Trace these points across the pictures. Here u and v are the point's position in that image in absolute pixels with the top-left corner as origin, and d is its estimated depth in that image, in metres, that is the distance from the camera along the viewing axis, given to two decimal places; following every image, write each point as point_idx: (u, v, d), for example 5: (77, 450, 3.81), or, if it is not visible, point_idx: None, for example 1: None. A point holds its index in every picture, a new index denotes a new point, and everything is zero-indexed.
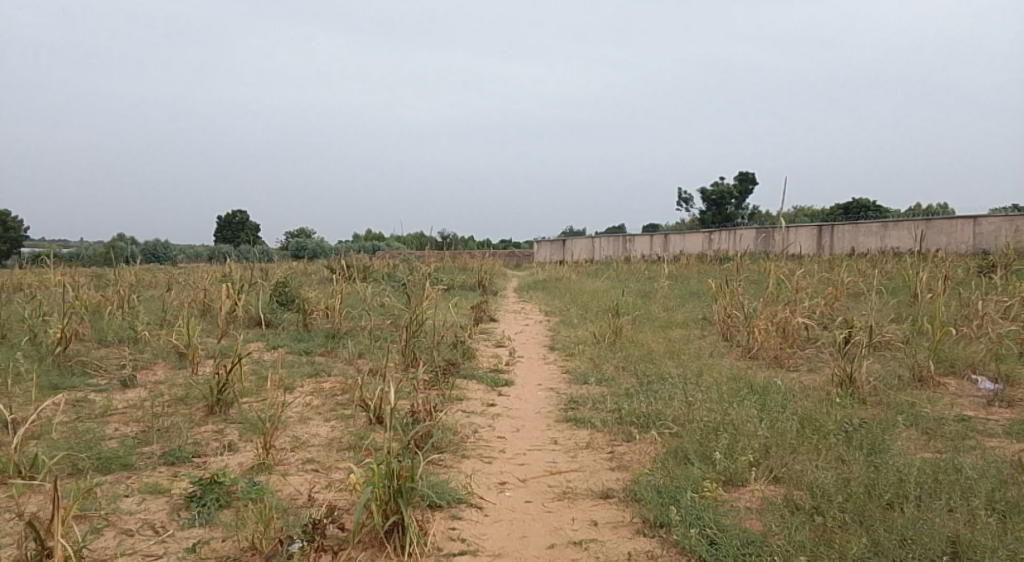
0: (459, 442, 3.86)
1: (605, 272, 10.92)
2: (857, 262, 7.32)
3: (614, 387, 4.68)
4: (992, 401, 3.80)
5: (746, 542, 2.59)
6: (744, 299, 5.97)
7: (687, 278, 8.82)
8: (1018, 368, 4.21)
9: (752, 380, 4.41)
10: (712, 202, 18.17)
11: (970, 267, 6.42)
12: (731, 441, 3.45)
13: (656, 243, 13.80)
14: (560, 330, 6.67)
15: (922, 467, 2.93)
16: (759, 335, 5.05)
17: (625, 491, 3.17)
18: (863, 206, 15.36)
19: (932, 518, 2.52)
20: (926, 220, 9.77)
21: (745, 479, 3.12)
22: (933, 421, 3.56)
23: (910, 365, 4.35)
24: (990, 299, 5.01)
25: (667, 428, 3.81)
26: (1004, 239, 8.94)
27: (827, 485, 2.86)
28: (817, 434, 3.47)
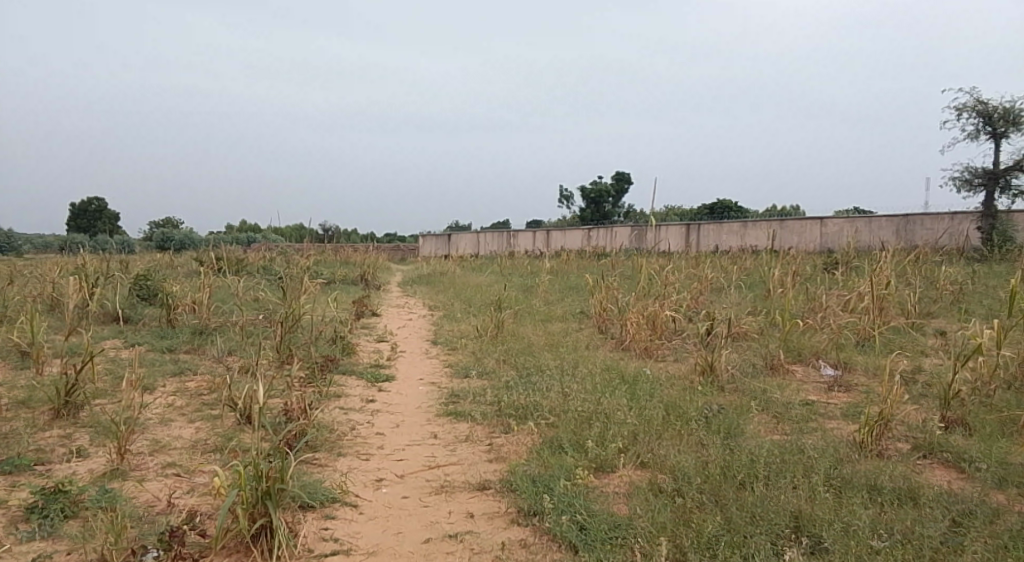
0: (336, 439, 3.77)
1: (489, 266, 11.01)
2: (721, 259, 7.82)
3: (494, 380, 4.74)
4: (832, 387, 4.19)
5: (613, 526, 2.71)
6: (619, 293, 6.22)
7: (568, 273, 9.08)
8: (854, 355, 4.66)
9: (624, 370, 4.62)
10: (592, 200, 18.74)
11: (817, 264, 7.03)
12: (602, 429, 3.58)
13: (539, 239, 14.09)
14: (442, 324, 6.67)
15: (771, 449, 3.18)
16: (631, 328, 5.30)
17: (501, 482, 3.22)
18: (727, 206, 16.43)
19: (778, 496, 2.73)
20: (781, 221, 10.62)
21: (614, 465, 3.27)
22: (781, 405, 3.87)
23: (763, 354, 4.71)
24: (832, 294, 5.51)
25: (544, 419, 3.91)
26: (846, 238, 9.88)
27: (687, 468, 3.05)
28: (680, 421, 3.68)
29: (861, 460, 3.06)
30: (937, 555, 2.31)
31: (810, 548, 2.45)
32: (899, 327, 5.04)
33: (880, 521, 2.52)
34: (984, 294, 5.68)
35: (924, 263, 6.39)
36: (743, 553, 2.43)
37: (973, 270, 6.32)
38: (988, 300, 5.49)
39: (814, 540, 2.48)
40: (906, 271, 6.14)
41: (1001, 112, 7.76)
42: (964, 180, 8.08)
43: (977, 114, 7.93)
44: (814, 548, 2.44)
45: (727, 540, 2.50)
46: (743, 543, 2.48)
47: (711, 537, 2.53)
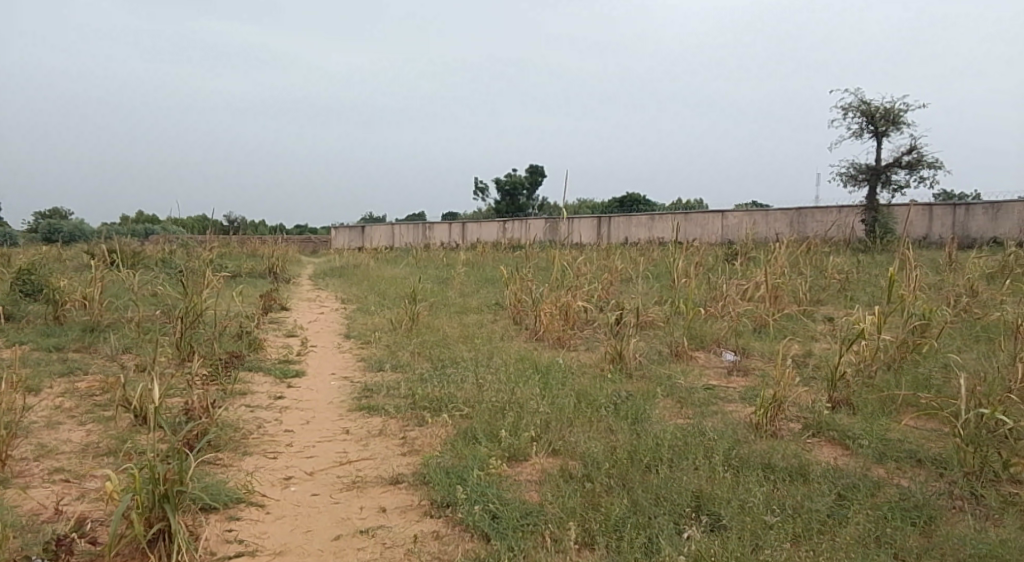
0: (241, 438, 3.64)
1: (404, 258, 10.89)
2: (631, 251, 8.04)
3: (408, 373, 4.70)
4: (732, 371, 4.41)
5: (525, 513, 2.75)
6: (534, 285, 6.30)
7: (483, 264, 9.10)
8: (752, 341, 4.92)
9: (537, 360, 4.69)
10: (507, 192, 18.82)
11: (718, 255, 7.36)
12: (516, 419, 3.62)
13: (455, 231, 14.06)
14: (355, 317, 6.56)
15: (675, 433, 3.31)
16: (545, 319, 5.38)
17: (414, 475, 3.21)
18: (637, 199, 16.93)
19: (681, 477, 2.85)
20: (686, 214, 11.04)
21: (527, 454, 3.31)
22: (685, 390, 4.04)
23: (669, 342, 4.89)
24: (733, 283, 5.79)
25: (457, 410, 3.91)
26: (745, 230, 10.38)
27: (597, 454, 3.14)
28: (591, 408, 3.77)
29: (757, 440, 3.23)
30: (824, 527, 2.47)
31: (710, 525, 2.56)
32: (792, 314, 5.35)
33: (773, 497, 2.67)
34: (868, 282, 6.11)
35: (815, 253, 6.80)
36: (648, 533, 2.52)
37: (857, 259, 6.79)
38: (870, 287, 5.91)
39: (714, 518, 2.60)
40: (799, 261, 6.52)
41: (883, 112, 8.33)
42: (850, 176, 8.64)
43: (861, 114, 8.47)
44: (713, 526, 2.56)
45: (633, 521, 2.59)
46: (648, 524, 2.57)
47: (617, 519, 2.61)
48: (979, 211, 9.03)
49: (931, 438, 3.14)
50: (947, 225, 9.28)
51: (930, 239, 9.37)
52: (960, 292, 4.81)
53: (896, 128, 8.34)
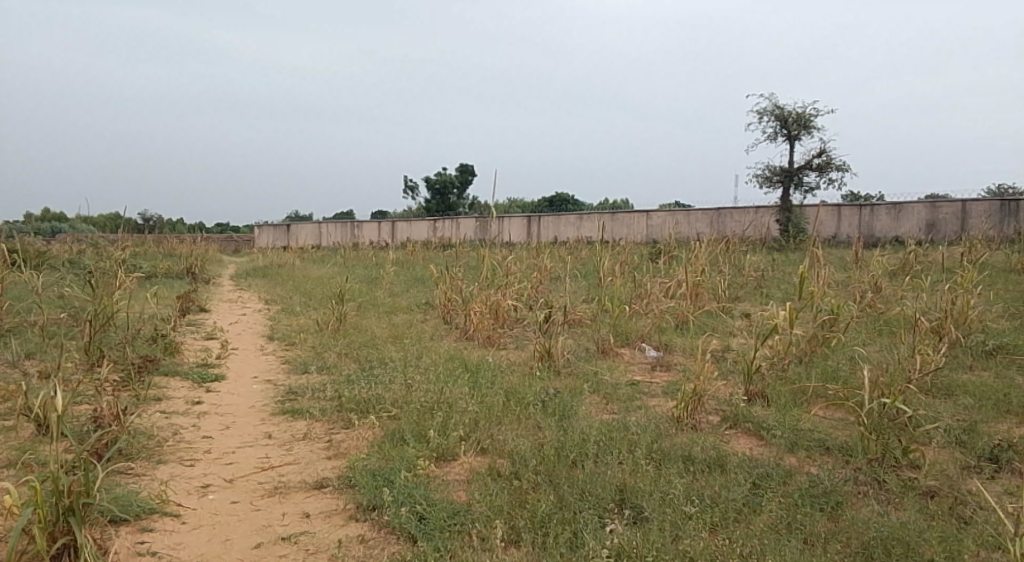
0: (155, 446, 3.48)
1: (332, 258, 10.67)
2: (560, 250, 8.14)
3: (334, 374, 4.61)
4: (655, 366, 4.53)
5: (452, 513, 2.73)
6: (463, 284, 6.29)
7: (412, 263, 9.02)
8: (674, 337, 5.07)
9: (466, 359, 4.69)
10: (437, 190, 18.69)
11: (644, 253, 7.54)
12: (444, 419, 3.61)
13: (384, 230, 13.88)
14: (280, 318, 6.38)
15: (601, 428, 3.37)
16: (475, 318, 5.38)
17: (340, 479, 3.15)
18: (566, 199, 17.17)
19: (606, 472, 2.91)
20: (612, 214, 11.25)
21: (455, 453, 3.31)
22: (611, 386, 4.13)
23: (596, 339, 4.98)
24: (657, 281, 5.95)
25: (385, 412, 3.86)
26: (669, 230, 10.68)
27: (525, 451, 3.16)
28: (519, 406, 3.79)
29: (678, 433, 3.33)
30: (739, 515, 2.56)
31: (632, 518, 2.62)
32: (712, 311, 5.54)
33: (693, 488, 2.76)
34: (782, 280, 6.39)
35: (734, 252, 7.06)
36: (573, 527, 2.56)
37: (772, 258, 7.09)
38: (784, 285, 6.18)
39: (637, 510, 2.66)
40: (718, 260, 6.75)
41: (795, 117, 8.72)
42: (765, 177, 9.01)
43: (775, 118, 8.84)
44: (636, 518, 2.62)
45: (559, 516, 2.62)
46: (573, 519, 2.61)
47: (544, 516, 2.64)
48: (882, 212, 9.60)
49: (838, 427, 3.31)
50: (853, 225, 9.81)
51: (839, 239, 9.88)
52: (865, 288, 5.09)
53: (807, 132, 8.75)
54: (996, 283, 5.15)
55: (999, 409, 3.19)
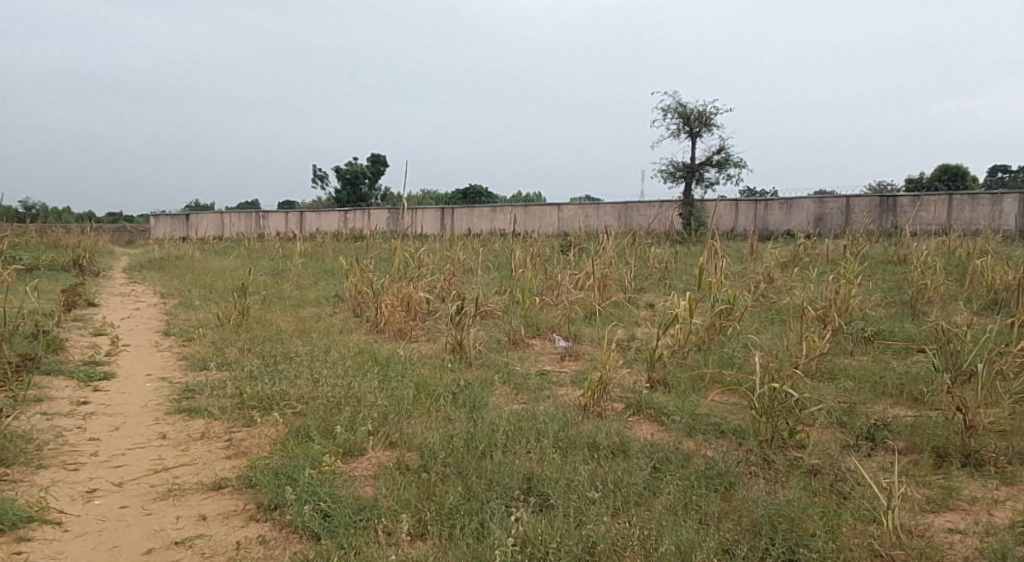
0: (34, 450, 3.24)
1: (235, 249, 10.23)
2: (472, 241, 8.13)
3: (235, 371, 4.42)
4: (564, 356, 4.61)
5: (358, 509, 2.68)
6: (374, 276, 6.17)
7: (321, 255, 8.78)
8: (583, 327, 5.17)
9: (376, 352, 4.60)
10: (347, 181, 18.24)
11: (555, 246, 7.65)
12: (351, 414, 3.53)
13: (291, 221, 13.44)
14: (177, 313, 6.06)
15: (510, 418, 3.39)
16: (385, 311, 5.29)
17: (239, 479, 3.03)
18: (479, 191, 17.16)
19: (513, 462, 2.93)
20: (524, 207, 11.34)
21: (363, 448, 3.25)
22: (521, 376, 4.17)
23: (507, 331, 5.02)
24: (567, 273, 6.05)
25: (289, 408, 3.74)
26: (579, 222, 10.89)
27: (433, 444, 3.15)
28: (429, 399, 3.76)
29: (584, 421, 3.41)
30: (640, 499, 2.64)
31: (538, 506, 2.66)
32: (619, 302, 5.69)
33: (597, 474, 2.83)
34: (684, 271, 6.63)
35: (640, 245, 7.28)
36: (479, 518, 2.57)
37: (676, 251, 7.35)
38: (686, 276, 6.43)
39: (543, 498, 2.70)
40: (625, 252, 6.94)
41: (697, 115, 9.06)
42: (669, 172, 9.32)
43: (678, 116, 9.15)
44: (542, 506, 2.66)
45: (466, 508, 2.62)
46: (480, 509, 2.62)
47: (451, 507, 2.63)
48: (776, 206, 10.13)
49: (732, 411, 3.48)
50: (749, 219, 10.32)
51: (736, 233, 10.36)
52: (759, 279, 5.36)
53: (708, 130, 9.12)
54: (875, 274, 5.54)
55: (876, 391, 3.43)
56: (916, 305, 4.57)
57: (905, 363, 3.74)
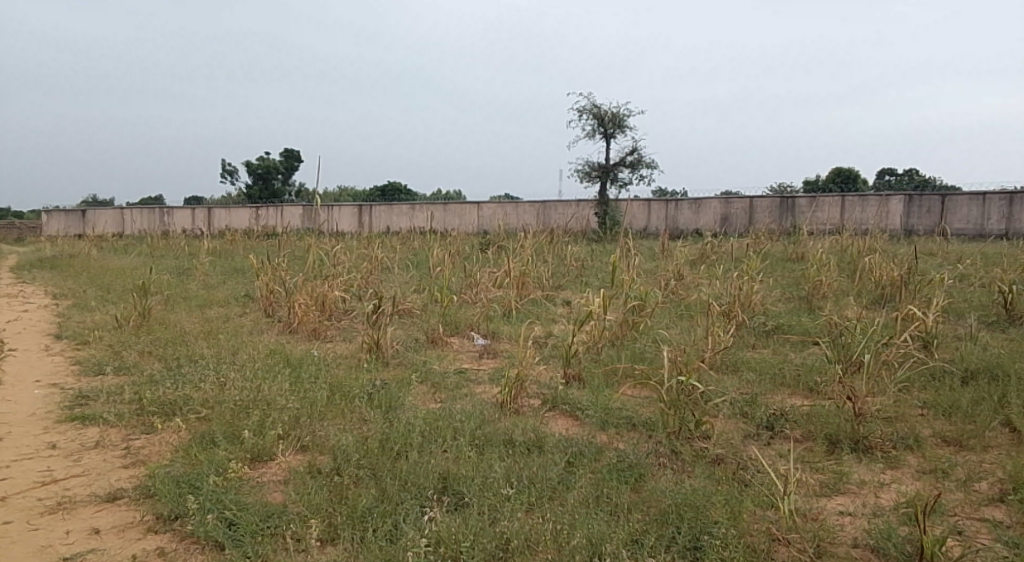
0: None
1: (136, 247, 9.68)
2: (391, 239, 8.01)
3: (135, 375, 4.19)
4: (483, 354, 4.61)
5: (266, 516, 2.59)
6: (286, 275, 5.99)
7: (231, 254, 8.44)
8: (501, 325, 5.19)
9: (289, 353, 4.46)
10: (259, 176, 17.61)
11: (474, 244, 7.64)
12: (260, 417, 3.41)
13: (199, 217, 12.86)
14: (72, 315, 5.68)
15: (426, 418, 3.36)
16: (299, 310, 5.12)
17: (136, 489, 2.86)
18: (398, 189, 16.95)
19: (429, 461, 2.91)
20: (443, 205, 11.29)
21: (272, 453, 3.14)
22: (439, 375, 4.15)
23: (426, 329, 4.97)
24: (486, 271, 6.06)
25: (193, 413, 3.58)
26: (498, 220, 10.92)
27: (347, 446, 3.08)
28: (343, 400, 3.68)
29: (501, 418, 3.42)
30: (554, 494, 2.67)
31: (453, 505, 2.64)
32: (537, 299, 5.75)
33: (512, 470, 2.84)
34: (600, 268, 6.78)
35: (558, 243, 7.38)
36: (393, 519, 2.53)
37: (592, 249, 7.50)
38: (602, 273, 6.56)
39: (458, 497, 2.69)
40: (543, 251, 7.02)
41: (611, 116, 9.25)
42: (585, 172, 9.48)
43: (593, 117, 9.32)
44: (456, 505, 2.65)
45: (379, 510, 2.58)
46: (394, 511, 2.58)
47: (364, 510, 2.58)
48: (685, 206, 10.49)
49: (643, 405, 3.57)
50: (661, 219, 10.65)
51: (649, 231, 10.69)
52: (670, 276, 5.54)
53: (621, 131, 9.34)
54: (775, 271, 5.83)
55: (775, 382, 3.60)
56: (813, 300, 4.84)
57: (801, 355, 3.95)
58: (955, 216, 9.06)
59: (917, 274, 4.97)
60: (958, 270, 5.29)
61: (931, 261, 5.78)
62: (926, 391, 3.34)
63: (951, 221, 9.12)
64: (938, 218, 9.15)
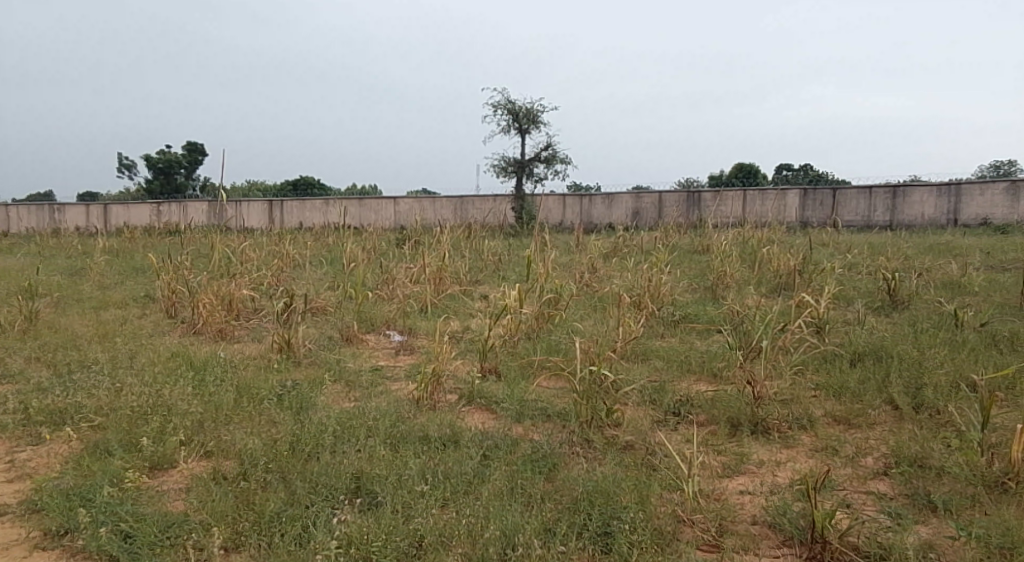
0: None
1: (21, 247, 8.99)
2: (303, 235, 7.78)
3: (20, 383, 3.90)
4: (399, 351, 4.56)
5: (166, 526, 2.46)
6: (190, 274, 5.71)
7: (130, 252, 7.98)
8: (418, 321, 5.14)
9: (192, 356, 4.26)
10: (160, 170, 16.71)
11: (391, 240, 7.53)
12: (161, 423, 3.24)
13: (94, 214, 12.09)
14: None
15: (338, 417, 3.28)
16: (203, 311, 4.88)
17: (22, 505, 2.66)
18: (311, 183, 16.51)
19: (341, 462, 2.85)
20: (358, 200, 11.05)
21: (173, 460, 2.99)
22: (353, 373, 4.07)
23: (340, 327, 4.87)
24: (402, 267, 5.99)
25: (86, 422, 3.36)
26: (415, 215, 10.81)
27: (254, 449, 2.97)
28: (251, 402, 3.54)
29: (418, 414, 3.39)
30: (469, 488, 2.67)
31: (366, 505, 2.59)
32: (454, 294, 5.72)
33: (427, 467, 2.82)
34: (516, 262, 6.83)
35: (475, 238, 7.38)
36: (302, 523, 2.46)
37: (509, 244, 7.54)
38: (519, 267, 6.62)
39: (371, 496, 2.64)
40: (460, 246, 7.01)
41: (525, 112, 9.32)
42: (501, 167, 9.51)
43: (507, 112, 9.35)
44: (369, 504, 2.60)
45: (288, 513, 2.50)
46: (304, 513, 2.51)
47: (272, 515, 2.50)
48: (598, 201, 10.71)
49: (558, 395, 3.62)
50: (575, 213, 10.82)
51: (564, 225, 10.85)
52: (584, 269, 5.65)
53: (535, 127, 9.43)
54: (683, 262, 6.04)
55: (682, 369, 3.73)
56: (717, 290, 5.05)
57: (706, 343, 4.12)
58: (845, 209, 9.63)
59: (811, 263, 5.27)
60: (848, 259, 5.64)
61: (824, 251, 6.14)
62: (819, 373, 3.55)
63: (841, 213, 9.69)
64: (830, 211, 9.71)
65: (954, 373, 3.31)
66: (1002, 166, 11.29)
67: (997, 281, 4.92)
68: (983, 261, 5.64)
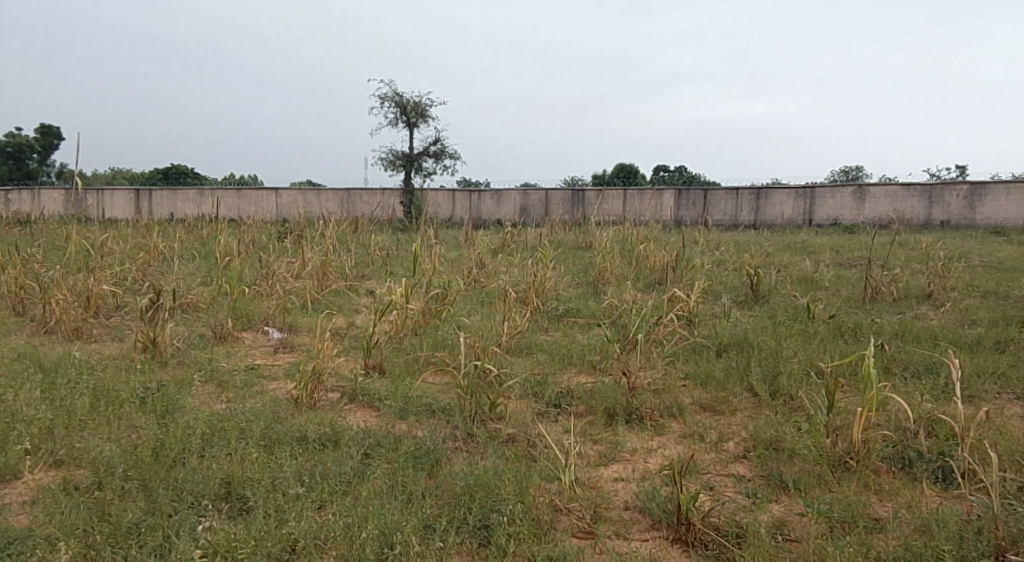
0: None
1: None
2: (173, 227, 7.31)
3: None
4: (278, 349, 4.39)
5: (5, 543, 2.24)
6: (40, 268, 5.22)
7: None
8: (300, 317, 4.97)
9: (42, 357, 3.89)
10: (8, 154, 15.16)
11: (272, 233, 7.23)
12: (2, 432, 2.94)
13: None
14: None
15: (208, 419, 3.11)
16: (56, 307, 4.47)
17: None
18: (184, 172, 15.54)
19: (209, 467, 2.70)
20: (236, 191, 10.52)
21: (17, 471, 2.73)
22: (226, 372, 3.87)
23: (213, 324, 4.62)
24: (282, 261, 5.76)
25: None
26: (298, 208, 10.43)
27: (111, 455, 2.76)
28: (109, 406, 3.29)
29: (297, 413, 3.28)
30: (347, 487, 2.62)
31: (236, 511, 2.48)
32: (338, 289, 5.57)
33: (303, 468, 2.73)
34: (403, 257, 6.74)
35: (361, 232, 7.22)
36: (164, 533, 2.31)
37: (397, 238, 7.43)
38: (406, 262, 6.54)
39: (242, 501, 2.53)
40: (345, 240, 6.83)
41: (413, 106, 9.21)
42: (390, 161, 9.36)
43: (396, 105, 9.21)
44: (239, 510, 2.49)
45: (149, 523, 2.34)
46: (167, 522, 2.36)
47: (130, 525, 2.33)
48: (486, 197, 10.79)
49: (442, 391, 3.62)
50: (464, 209, 10.84)
51: (453, 221, 10.83)
52: (471, 265, 5.66)
53: (424, 121, 9.35)
54: (567, 258, 6.19)
55: (564, 363, 3.82)
56: (598, 285, 5.22)
57: (587, 336, 4.24)
58: (715, 209, 10.24)
59: (684, 259, 5.55)
60: (717, 256, 6.00)
61: (696, 248, 6.49)
62: (688, 363, 3.75)
63: (712, 214, 10.30)
64: (702, 211, 10.30)
65: (806, 361, 3.60)
66: (851, 171, 12.40)
67: (844, 277, 5.39)
68: (832, 258, 6.17)
